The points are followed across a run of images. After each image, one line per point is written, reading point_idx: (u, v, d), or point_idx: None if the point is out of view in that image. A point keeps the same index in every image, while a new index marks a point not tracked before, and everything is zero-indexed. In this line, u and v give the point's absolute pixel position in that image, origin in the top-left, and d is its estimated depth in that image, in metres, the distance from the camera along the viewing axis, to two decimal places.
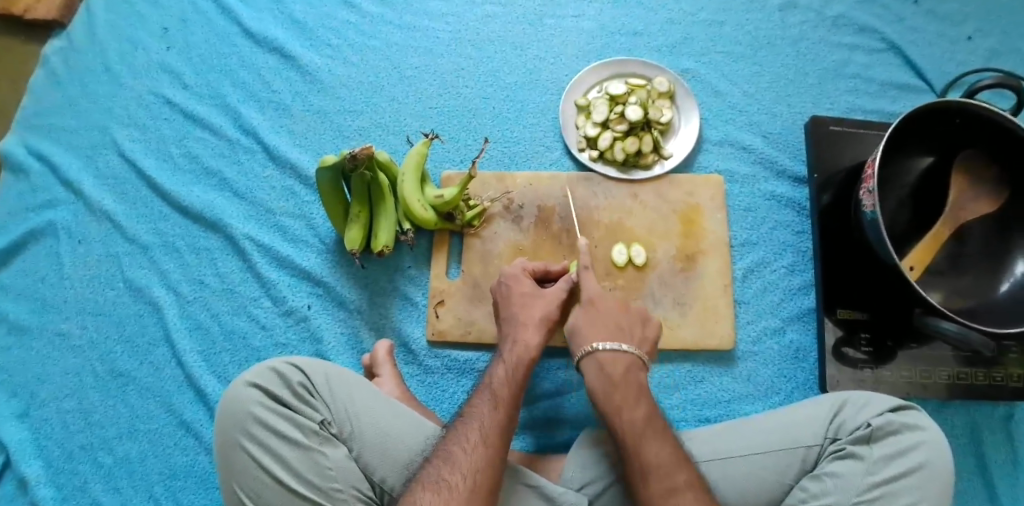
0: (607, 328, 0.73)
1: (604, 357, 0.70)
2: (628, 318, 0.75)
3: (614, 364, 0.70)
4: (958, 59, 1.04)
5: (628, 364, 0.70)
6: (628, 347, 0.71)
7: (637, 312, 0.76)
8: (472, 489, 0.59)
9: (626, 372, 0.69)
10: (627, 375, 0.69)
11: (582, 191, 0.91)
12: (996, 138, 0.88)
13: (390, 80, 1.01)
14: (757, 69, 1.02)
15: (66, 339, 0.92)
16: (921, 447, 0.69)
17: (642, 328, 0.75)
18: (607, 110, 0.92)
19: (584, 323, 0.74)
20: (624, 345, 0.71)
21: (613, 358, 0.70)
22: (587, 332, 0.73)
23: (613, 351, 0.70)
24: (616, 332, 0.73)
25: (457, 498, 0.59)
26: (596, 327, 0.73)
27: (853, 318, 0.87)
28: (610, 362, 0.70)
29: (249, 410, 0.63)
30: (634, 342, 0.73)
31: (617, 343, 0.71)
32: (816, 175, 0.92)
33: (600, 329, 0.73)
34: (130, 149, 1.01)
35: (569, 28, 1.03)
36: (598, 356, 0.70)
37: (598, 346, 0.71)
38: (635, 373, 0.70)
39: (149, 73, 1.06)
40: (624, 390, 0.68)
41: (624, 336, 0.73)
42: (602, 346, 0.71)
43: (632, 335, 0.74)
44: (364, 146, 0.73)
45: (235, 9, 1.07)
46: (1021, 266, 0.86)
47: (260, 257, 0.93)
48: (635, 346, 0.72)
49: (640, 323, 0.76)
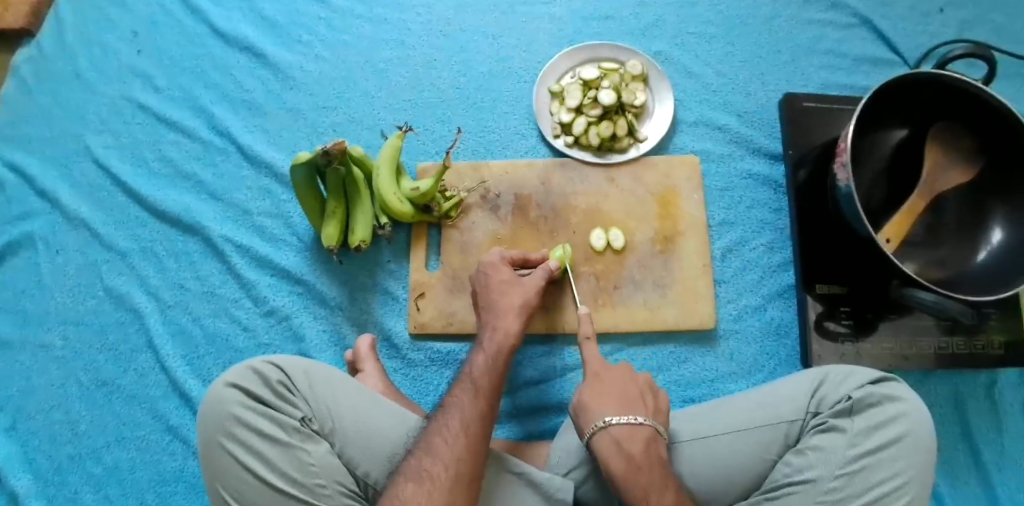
0: (616, 399, 0.65)
1: (620, 433, 0.62)
2: (636, 389, 0.67)
3: (632, 441, 0.61)
4: (931, 30, 1.04)
5: (646, 439, 0.62)
6: (643, 419, 0.63)
7: (645, 382, 0.68)
8: (455, 478, 0.59)
9: (646, 448, 0.61)
10: (647, 452, 0.61)
11: (559, 177, 0.91)
12: (969, 109, 0.89)
13: (363, 74, 1.01)
14: (731, 48, 1.02)
15: (48, 350, 0.92)
16: (903, 418, 0.70)
17: (653, 397, 0.67)
18: (581, 96, 0.92)
19: (592, 400, 0.65)
20: (638, 417, 0.63)
21: (631, 433, 0.62)
22: (597, 407, 0.64)
23: (628, 426, 0.62)
24: (628, 402, 0.65)
25: (440, 487, 0.58)
26: (607, 400, 0.65)
27: (832, 292, 0.87)
28: (627, 439, 0.61)
29: (229, 410, 0.63)
30: (649, 413, 0.65)
31: (630, 416, 0.63)
32: (792, 152, 0.92)
33: (612, 403, 0.64)
34: (105, 155, 1.00)
35: (541, 15, 1.02)
36: (613, 432, 0.62)
37: (609, 420, 0.63)
38: (655, 448, 0.61)
39: (120, 78, 1.04)
40: (648, 471, 0.59)
41: (637, 407, 0.64)
42: (614, 420, 0.62)
43: (645, 406, 0.65)
44: (338, 142, 0.73)
45: (204, 9, 1.06)
46: (997, 235, 0.88)
47: (239, 258, 0.92)
48: (651, 418, 0.64)
49: (649, 391, 0.67)
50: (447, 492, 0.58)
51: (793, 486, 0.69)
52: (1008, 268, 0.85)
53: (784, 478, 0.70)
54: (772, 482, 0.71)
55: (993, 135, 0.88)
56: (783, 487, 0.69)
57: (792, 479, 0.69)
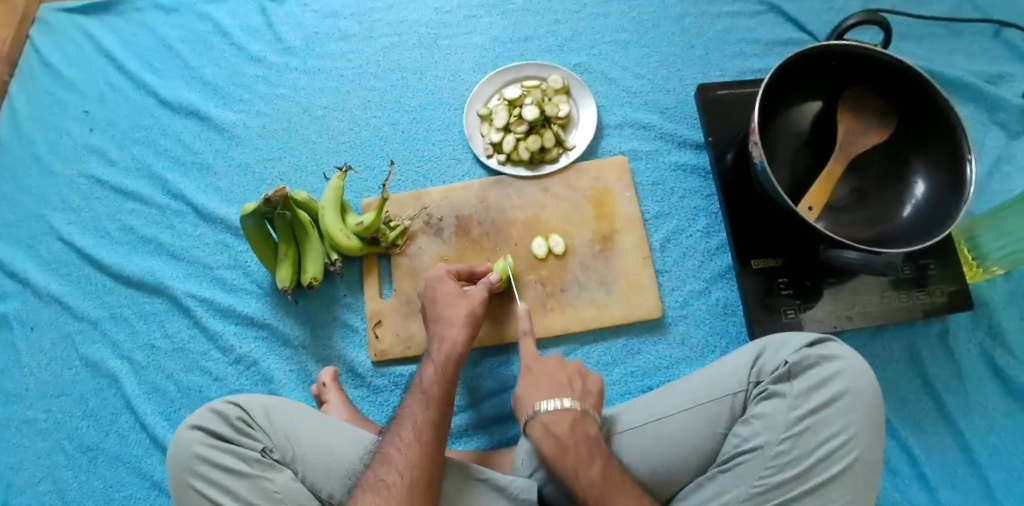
0: (547, 389, 0.72)
1: (549, 418, 0.68)
2: (566, 377, 0.74)
3: (559, 423, 0.67)
4: (834, 7, 1.10)
5: (573, 419, 0.67)
6: (571, 402, 0.69)
7: (574, 368, 0.75)
8: (411, 484, 0.61)
9: (572, 428, 0.67)
10: (574, 431, 0.66)
11: (496, 194, 0.96)
12: (874, 73, 0.92)
13: (304, 123, 1.06)
14: (646, 50, 1.07)
15: (33, 424, 0.95)
16: (839, 375, 0.72)
17: (582, 382, 0.74)
18: (507, 115, 0.97)
19: (527, 393, 0.73)
20: (565, 401, 0.69)
21: (558, 416, 0.68)
22: (530, 398, 0.72)
23: (556, 410, 0.69)
24: (557, 390, 0.72)
25: (398, 494, 0.60)
26: (538, 392, 0.72)
27: (769, 266, 0.90)
28: (555, 422, 0.68)
29: (193, 449, 0.66)
30: (578, 397, 0.71)
31: (558, 400, 0.70)
32: (713, 140, 0.97)
33: (542, 393, 0.72)
34: (69, 231, 1.05)
35: (464, 45, 1.08)
36: (542, 419, 0.69)
37: (539, 409, 0.69)
38: (582, 427, 0.67)
39: (78, 157, 1.10)
40: (574, 448, 0.65)
41: (566, 393, 0.71)
42: (543, 407, 0.69)
43: (574, 391, 0.72)
44: (277, 189, 0.77)
45: (149, 82, 1.12)
46: (919, 189, 0.91)
47: (203, 311, 0.97)
48: (579, 401, 0.70)
49: (580, 378, 0.74)
50: (404, 499, 0.60)
51: (744, 455, 0.71)
52: (935, 216, 0.88)
53: (735, 448, 0.72)
54: (725, 454, 0.73)
55: (900, 95, 0.92)
56: (735, 458, 0.72)
57: (741, 449, 0.71)
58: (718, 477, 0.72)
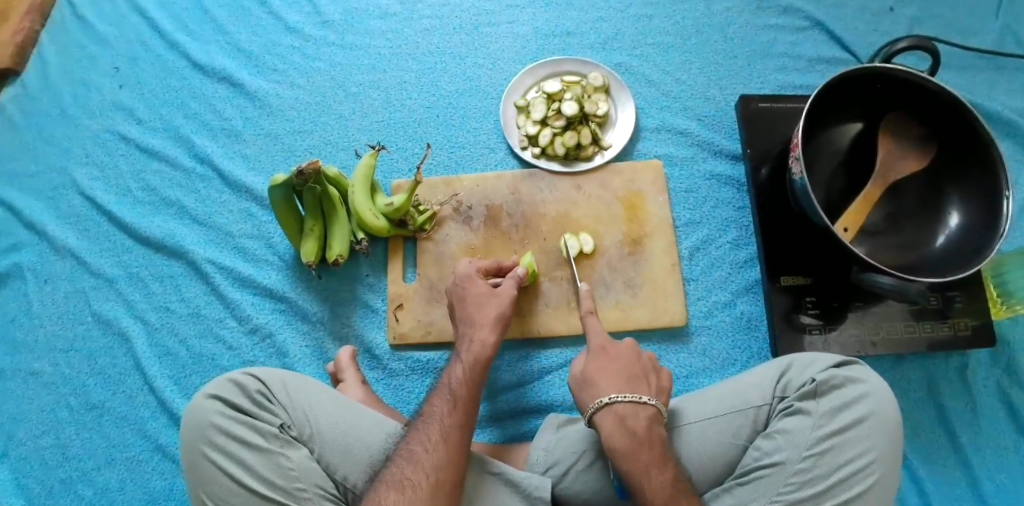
0: (621, 378, 0.71)
1: (625, 410, 0.67)
2: (639, 368, 0.72)
3: (636, 418, 0.67)
4: (881, 29, 1.09)
5: (648, 417, 0.68)
6: (648, 398, 0.69)
7: (649, 360, 0.74)
8: (434, 487, 0.61)
9: (648, 427, 0.67)
10: (649, 430, 0.67)
11: (528, 187, 0.95)
12: (919, 100, 0.91)
13: (338, 99, 1.05)
14: (688, 56, 1.06)
15: (39, 377, 0.94)
16: (866, 398, 0.71)
17: (655, 376, 0.73)
18: (545, 108, 0.96)
19: (600, 376, 0.71)
20: (642, 396, 0.69)
21: (635, 410, 0.67)
22: (604, 383, 0.70)
23: (633, 403, 0.68)
24: (632, 380, 0.70)
25: (423, 495, 0.60)
26: (612, 379, 0.70)
27: (797, 283, 0.90)
28: (631, 416, 0.67)
29: (211, 420, 0.65)
30: (652, 392, 0.71)
31: (634, 394, 0.69)
32: (750, 152, 0.96)
33: (618, 382, 0.70)
34: (91, 186, 1.04)
35: (505, 34, 1.07)
36: (617, 409, 0.67)
37: (615, 398, 0.68)
38: (656, 427, 0.68)
39: (104, 112, 1.09)
40: (648, 448, 0.65)
41: (642, 386, 0.70)
42: (618, 397, 0.68)
43: (649, 385, 0.71)
44: (310, 161, 0.76)
45: (182, 43, 1.11)
46: (954, 219, 0.90)
47: (222, 278, 0.95)
48: (654, 397, 0.70)
49: (653, 371, 0.73)
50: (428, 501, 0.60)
51: (763, 469, 0.70)
52: (968, 248, 0.87)
53: (755, 462, 0.71)
54: (743, 467, 0.72)
55: (944, 123, 0.90)
56: (754, 471, 0.70)
57: (761, 463, 0.70)
58: (736, 489, 0.70)
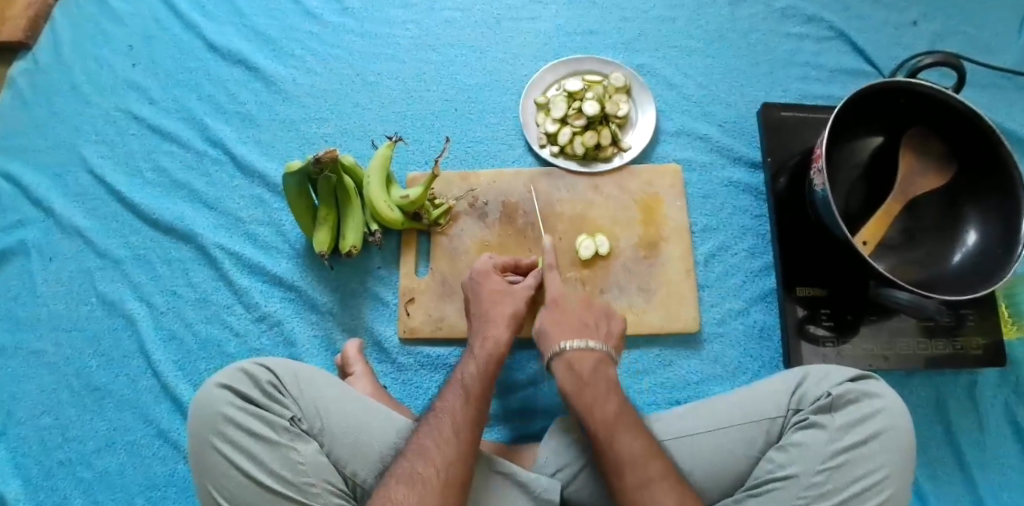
0: (572, 328, 0.76)
1: (573, 356, 0.72)
2: (591, 318, 0.77)
3: (583, 360, 0.72)
4: (904, 43, 1.08)
5: (595, 361, 0.72)
6: (594, 343, 0.74)
7: (614, 354, 0.75)
8: (445, 482, 0.60)
9: (595, 367, 0.71)
10: (596, 372, 0.71)
11: (545, 185, 0.94)
12: (941, 116, 0.90)
13: (355, 87, 1.04)
14: (711, 61, 1.05)
15: (41, 356, 0.93)
16: (881, 414, 0.70)
17: (608, 324, 0.78)
18: (565, 107, 0.95)
19: (568, 369, 0.71)
20: (591, 342, 0.73)
21: (582, 354, 0.72)
22: (572, 376, 0.71)
23: (581, 349, 0.73)
24: (582, 329, 0.76)
25: (432, 491, 0.59)
26: (581, 371, 0.71)
27: (812, 294, 0.89)
28: (578, 359, 0.72)
29: (220, 410, 0.64)
30: (619, 383, 0.71)
31: (585, 340, 0.74)
32: (771, 160, 0.95)
33: (586, 373, 0.71)
34: (100, 165, 1.02)
35: (527, 30, 1.06)
36: (567, 356, 0.72)
37: (565, 346, 0.73)
38: (604, 368, 0.72)
39: (117, 90, 1.07)
40: (594, 387, 0.69)
41: (591, 332, 0.75)
42: (568, 345, 0.73)
43: (616, 377, 0.72)
44: (328, 148, 0.74)
45: (199, 24, 1.09)
46: (971, 237, 0.89)
47: (231, 264, 0.94)
48: (621, 388, 0.70)
49: (605, 320, 0.78)
50: (438, 497, 0.59)
51: (776, 482, 0.69)
52: (983, 268, 0.86)
53: (767, 474, 0.70)
54: (756, 478, 0.71)
55: (964, 141, 0.90)
56: (766, 483, 0.69)
57: (774, 476, 0.69)
58: (747, 501, 0.69)
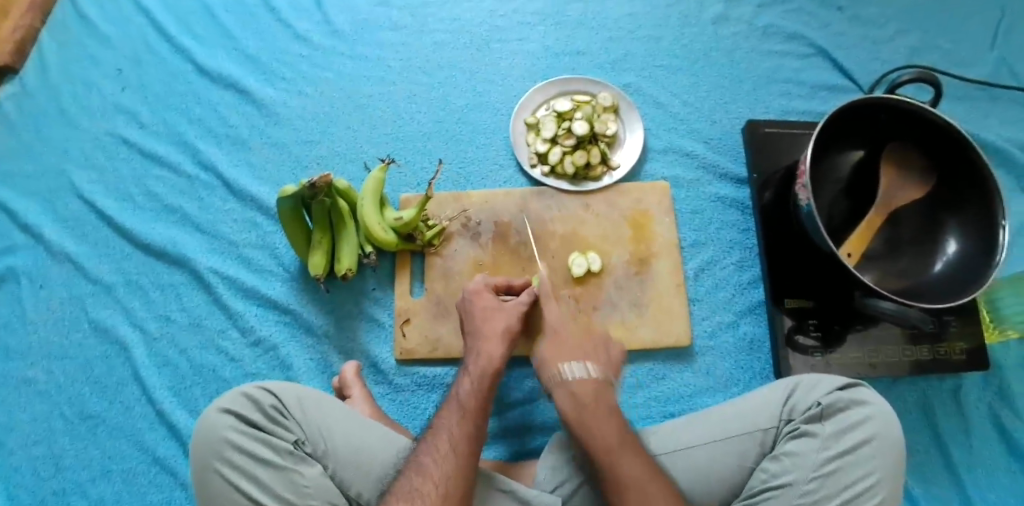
0: (600, 417, 0.69)
1: (615, 453, 0.65)
2: (611, 404, 0.71)
3: (625, 458, 0.65)
4: (882, 58, 1.11)
5: (633, 454, 0.66)
6: (624, 432, 0.68)
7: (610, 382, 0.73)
8: (444, 497, 0.60)
9: (639, 462, 0.65)
10: (640, 465, 0.65)
11: (536, 204, 0.96)
12: (921, 130, 0.92)
13: (346, 110, 1.05)
14: (695, 79, 1.08)
15: (32, 384, 0.92)
16: (871, 421, 0.71)
17: (625, 407, 0.71)
18: (555, 127, 0.97)
19: (569, 408, 0.70)
20: (614, 429, 0.67)
21: (621, 450, 0.66)
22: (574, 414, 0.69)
23: (619, 446, 0.66)
24: (609, 417, 0.69)
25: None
26: (581, 405, 0.70)
27: (800, 306, 0.91)
28: (622, 456, 0.65)
29: (223, 435, 0.64)
30: (620, 412, 0.70)
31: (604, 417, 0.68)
32: (756, 176, 0.97)
33: (587, 407, 0.69)
34: (90, 190, 1.02)
35: (516, 51, 1.08)
36: (609, 458, 0.65)
37: (604, 445, 0.66)
38: (646, 461, 0.66)
39: (106, 114, 1.07)
40: (651, 482, 0.63)
41: (618, 421, 0.69)
42: (606, 444, 0.66)
43: (615, 406, 0.71)
44: (322, 174, 0.75)
45: (188, 48, 1.10)
46: (952, 246, 0.91)
47: (225, 288, 0.94)
48: (622, 417, 0.70)
49: (619, 404, 0.72)
50: None
51: (770, 491, 0.70)
52: (963, 277, 0.88)
53: (762, 484, 0.72)
54: (751, 488, 0.72)
55: (944, 154, 0.92)
56: (761, 493, 0.71)
57: (768, 485, 0.71)
58: None
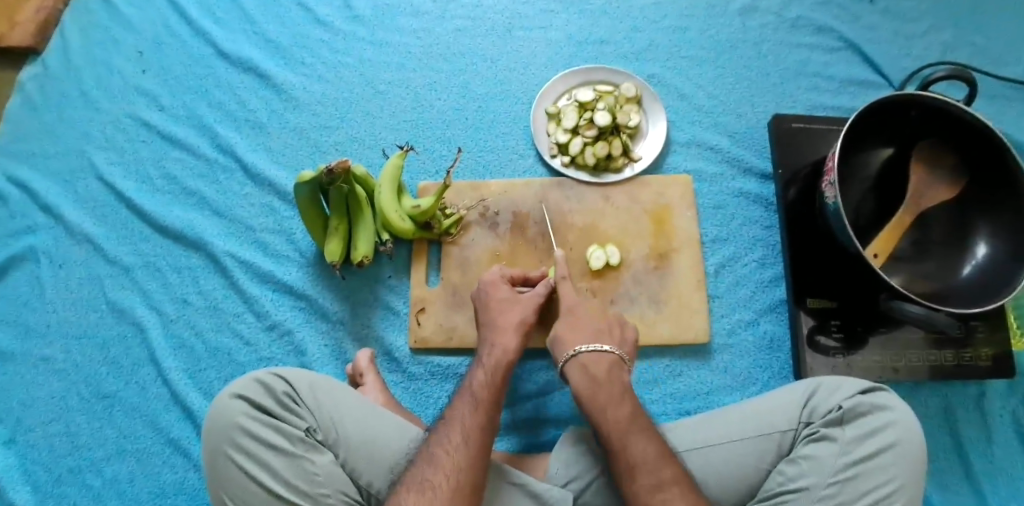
0: (587, 332, 0.78)
1: (587, 359, 0.75)
2: (607, 327, 0.80)
3: (598, 364, 0.74)
4: (914, 53, 1.08)
5: (609, 364, 0.74)
6: (610, 347, 0.76)
7: (625, 371, 0.75)
8: (455, 489, 0.60)
9: (609, 371, 0.74)
10: (609, 374, 0.73)
11: (555, 195, 0.94)
12: (953, 129, 0.90)
13: (366, 96, 1.04)
14: (721, 71, 1.05)
15: (50, 363, 0.93)
16: (893, 427, 0.70)
17: (620, 331, 0.81)
18: (577, 117, 0.95)
19: (585, 390, 0.72)
20: (605, 346, 0.76)
21: (596, 358, 0.75)
22: (590, 394, 0.71)
23: (595, 352, 0.75)
24: (597, 334, 0.77)
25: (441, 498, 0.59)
26: (597, 388, 0.72)
27: (822, 306, 0.89)
28: (593, 364, 0.74)
29: (236, 421, 0.64)
30: (635, 398, 0.72)
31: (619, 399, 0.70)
32: (782, 171, 0.95)
33: (602, 390, 0.71)
34: (110, 172, 1.02)
35: (538, 39, 1.06)
36: (581, 358, 0.75)
37: (579, 349, 0.76)
38: (617, 372, 0.74)
39: (126, 96, 1.07)
40: (608, 388, 0.72)
41: (607, 338, 0.78)
42: (582, 349, 0.76)
43: (630, 393, 0.72)
44: (340, 160, 0.74)
45: (209, 31, 1.09)
46: (982, 249, 0.89)
47: (241, 272, 0.94)
48: (636, 402, 0.71)
49: (619, 327, 0.81)
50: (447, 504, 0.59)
51: (787, 494, 0.69)
52: (995, 282, 0.86)
53: (779, 486, 0.70)
54: (767, 490, 0.71)
55: (976, 154, 0.89)
56: (778, 496, 0.70)
57: (786, 488, 0.69)
58: None
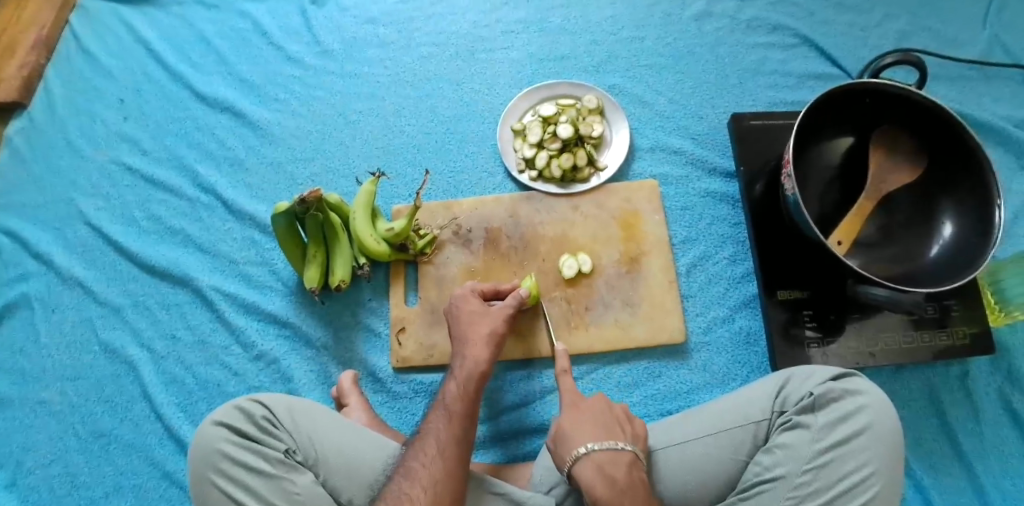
0: (596, 428, 0.70)
1: (602, 458, 0.66)
2: (614, 418, 0.72)
3: (615, 464, 0.65)
4: (869, 44, 1.11)
5: (627, 463, 0.66)
6: (624, 444, 0.68)
7: (622, 410, 0.73)
8: (432, 500, 0.61)
9: (628, 472, 0.65)
10: (630, 476, 0.65)
11: (525, 208, 0.97)
12: (909, 112, 0.91)
13: (338, 126, 1.07)
14: (681, 76, 1.08)
15: (47, 406, 0.95)
16: (864, 411, 0.71)
17: (630, 424, 0.72)
18: (540, 131, 0.98)
19: (573, 428, 0.70)
20: (618, 443, 0.67)
21: (613, 457, 0.66)
22: (579, 434, 0.69)
23: (610, 450, 0.67)
24: (607, 430, 0.69)
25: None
26: (586, 428, 0.69)
27: (793, 297, 0.91)
28: (609, 463, 0.66)
29: (217, 446, 0.66)
30: (629, 439, 0.69)
31: (610, 442, 0.68)
32: (744, 169, 0.97)
33: (592, 431, 0.69)
34: (97, 217, 1.06)
35: (501, 59, 1.10)
36: (594, 458, 0.66)
37: (591, 446, 0.67)
38: (636, 472, 0.66)
39: (110, 143, 1.11)
40: (631, 493, 0.63)
41: (617, 434, 0.69)
42: (596, 445, 0.67)
43: (625, 433, 0.70)
44: (311, 189, 0.77)
45: (186, 75, 1.13)
46: (947, 229, 0.89)
47: (227, 305, 0.97)
48: (631, 445, 0.69)
49: (627, 419, 0.72)
50: None
51: (765, 484, 0.70)
52: (960, 261, 0.86)
53: (756, 477, 0.71)
54: (745, 482, 0.72)
55: (934, 135, 0.90)
56: (756, 486, 0.71)
57: (762, 478, 0.71)
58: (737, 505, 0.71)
